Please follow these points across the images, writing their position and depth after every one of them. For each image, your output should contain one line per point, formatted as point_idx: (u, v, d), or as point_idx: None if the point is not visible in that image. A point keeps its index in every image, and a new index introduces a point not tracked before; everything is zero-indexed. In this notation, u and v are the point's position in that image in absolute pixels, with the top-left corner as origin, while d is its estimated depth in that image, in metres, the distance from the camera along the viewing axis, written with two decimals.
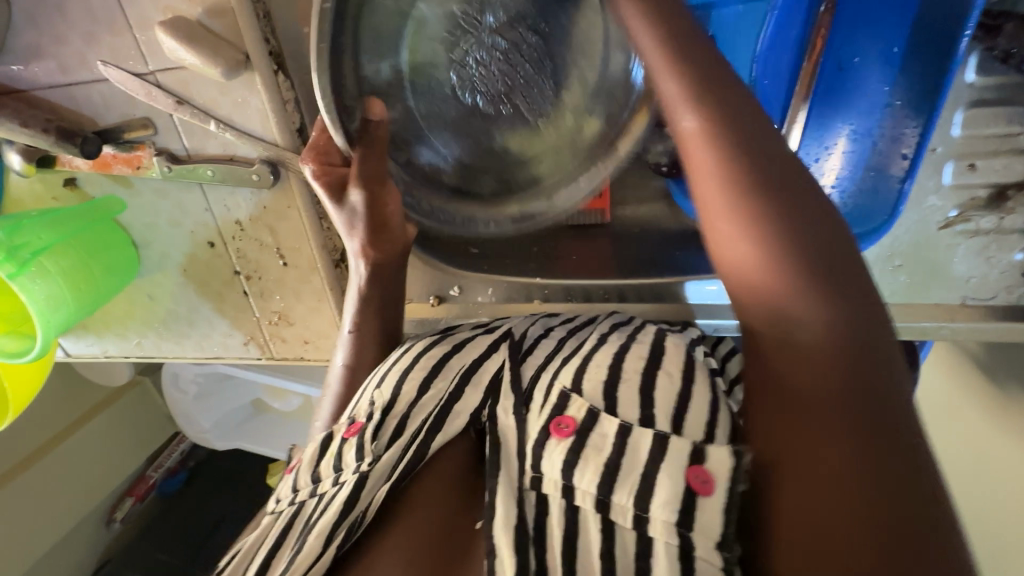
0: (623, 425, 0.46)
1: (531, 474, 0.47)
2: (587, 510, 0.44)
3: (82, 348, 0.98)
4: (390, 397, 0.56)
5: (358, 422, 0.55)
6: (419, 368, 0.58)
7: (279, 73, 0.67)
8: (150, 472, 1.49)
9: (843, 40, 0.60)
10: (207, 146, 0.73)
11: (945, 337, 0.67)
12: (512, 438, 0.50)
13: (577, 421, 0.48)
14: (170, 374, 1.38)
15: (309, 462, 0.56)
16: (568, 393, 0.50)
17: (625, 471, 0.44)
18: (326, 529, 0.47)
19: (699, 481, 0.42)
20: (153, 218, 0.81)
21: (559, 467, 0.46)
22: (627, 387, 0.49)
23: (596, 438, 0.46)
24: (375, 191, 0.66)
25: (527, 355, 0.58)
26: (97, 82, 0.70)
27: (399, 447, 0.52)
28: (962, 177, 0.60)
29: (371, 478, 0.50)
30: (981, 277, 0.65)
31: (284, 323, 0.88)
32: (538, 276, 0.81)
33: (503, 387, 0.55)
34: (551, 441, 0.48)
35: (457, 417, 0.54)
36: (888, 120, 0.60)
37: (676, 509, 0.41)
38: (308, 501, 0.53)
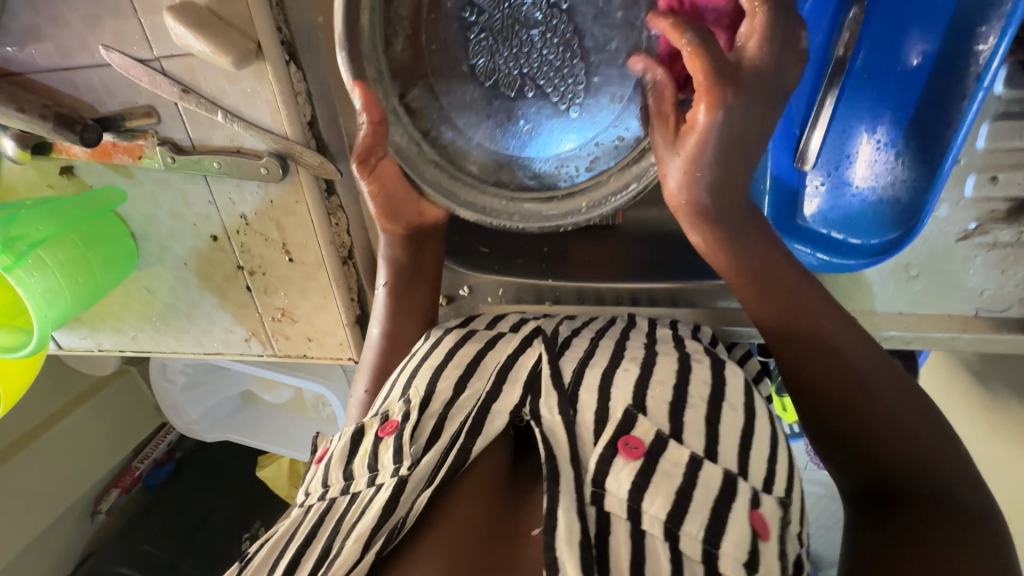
0: (693, 454, 0.50)
1: (591, 489, 0.50)
2: (656, 537, 0.47)
3: (75, 341, 0.96)
4: (425, 395, 0.58)
5: (393, 421, 0.57)
6: (452, 368, 0.60)
7: (291, 64, 0.65)
8: (135, 463, 1.48)
9: (876, 44, 0.59)
10: (212, 137, 0.70)
11: (958, 347, 0.68)
12: (561, 438, 0.52)
13: (644, 443, 0.51)
14: (158, 365, 1.36)
15: (340, 459, 0.58)
16: (635, 413, 0.53)
17: (698, 501, 0.48)
18: (365, 534, 0.49)
19: (763, 525, 0.48)
20: (153, 209, 0.78)
21: (626, 491, 0.49)
22: (693, 413, 0.54)
23: (666, 464, 0.50)
24: (372, 171, 0.64)
25: (562, 351, 0.61)
26: (98, 67, 0.67)
27: (438, 451, 0.54)
28: (984, 190, 0.59)
29: (410, 481, 0.53)
30: (995, 288, 0.64)
31: (288, 321, 0.85)
32: (549, 278, 0.81)
33: (543, 385, 0.56)
34: (619, 460, 0.50)
35: (496, 419, 0.55)
36: (914, 128, 0.59)
37: (746, 550, 0.46)
38: (340, 498, 0.56)
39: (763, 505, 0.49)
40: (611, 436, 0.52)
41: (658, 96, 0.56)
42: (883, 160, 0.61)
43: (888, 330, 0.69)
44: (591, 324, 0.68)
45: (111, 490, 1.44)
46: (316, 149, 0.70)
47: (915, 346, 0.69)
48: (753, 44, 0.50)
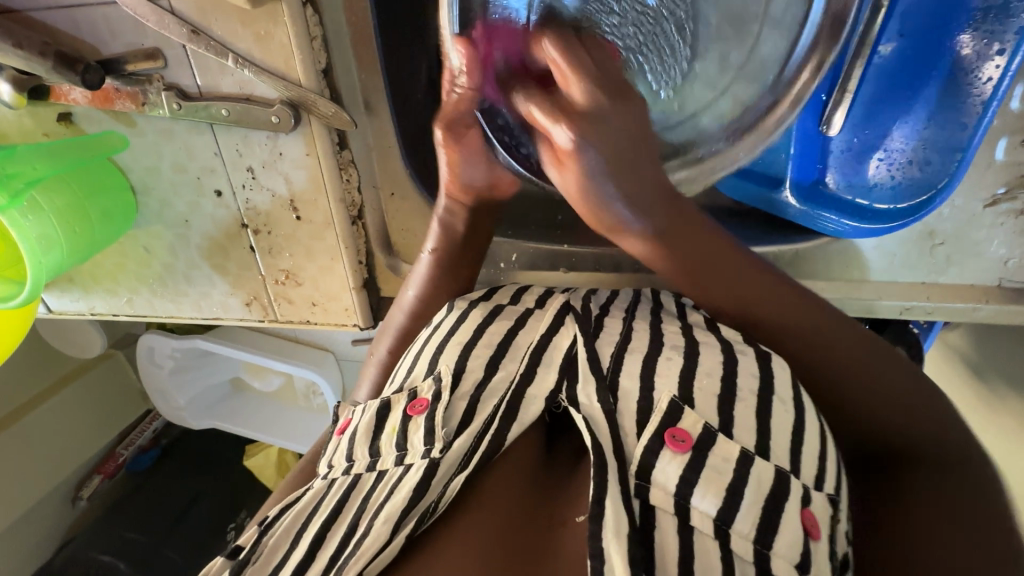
0: (745, 451, 0.47)
1: (636, 482, 0.46)
2: (707, 534, 0.43)
3: (65, 304, 0.92)
4: (456, 373, 0.55)
5: (423, 398, 0.54)
6: (483, 347, 0.57)
7: (308, 6, 0.63)
8: (119, 450, 1.42)
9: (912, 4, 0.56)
10: (222, 84, 0.67)
11: (979, 318, 0.68)
12: (602, 429, 0.48)
13: (693, 436, 0.47)
14: (146, 348, 1.31)
15: (366, 432, 0.55)
16: (680, 404, 0.49)
17: (750, 498, 0.45)
18: (394, 514, 0.46)
19: (812, 525, 0.45)
20: (155, 161, 0.75)
21: (675, 485, 0.45)
22: (744, 408, 0.49)
23: (716, 459, 0.46)
24: (456, 134, 0.59)
25: (598, 332, 0.57)
26: (102, 5, 0.64)
27: (472, 435, 0.50)
28: (1015, 152, 0.58)
29: (442, 466, 0.49)
30: (1018, 259, 0.64)
31: (292, 284, 0.83)
32: (566, 243, 0.79)
33: (581, 369, 0.52)
34: (665, 452, 0.47)
35: (532, 405, 0.52)
36: (947, 90, 0.58)
37: (799, 551, 0.43)
38: (366, 475, 0.52)
39: (814, 503, 0.46)
40: (658, 426, 0.48)
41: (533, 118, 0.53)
42: (911, 122, 0.60)
43: (911, 300, 0.69)
44: (617, 302, 0.64)
45: (94, 476, 1.39)
46: (329, 98, 0.67)
47: (937, 316, 0.70)
48: (570, 173, 0.52)
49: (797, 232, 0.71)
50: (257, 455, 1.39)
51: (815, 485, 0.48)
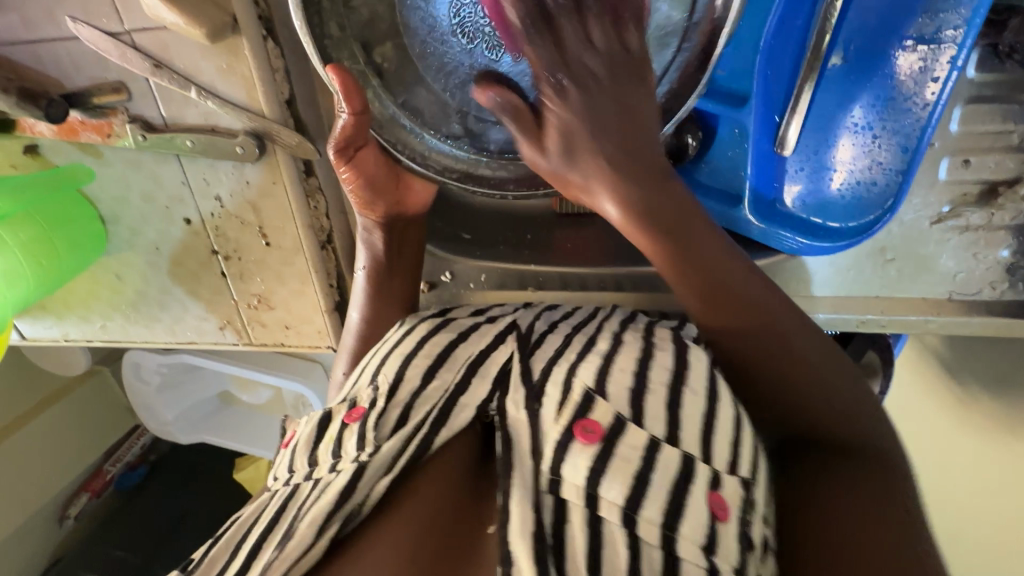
0: (651, 438, 0.48)
1: (549, 478, 0.47)
2: (614, 523, 0.45)
3: (39, 331, 0.92)
4: (394, 381, 0.55)
5: (360, 406, 0.55)
6: (423, 356, 0.57)
7: (268, 40, 0.64)
8: (106, 467, 1.42)
9: (851, 32, 0.58)
10: (186, 115, 0.68)
11: (933, 330, 0.69)
12: (523, 434, 0.50)
13: (603, 427, 0.48)
14: (132, 364, 1.31)
15: (306, 444, 0.56)
16: (592, 393, 0.51)
17: (656, 487, 0.46)
18: (319, 518, 0.47)
19: (719, 508, 0.46)
20: (123, 191, 0.75)
21: (584, 477, 0.46)
22: (654, 398, 0.50)
23: (625, 450, 0.47)
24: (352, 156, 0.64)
25: (536, 347, 0.58)
26: (65, 40, 0.65)
27: (400, 438, 0.51)
28: (957, 172, 0.61)
29: (370, 468, 0.50)
30: (967, 272, 0.66)
31: (264, 308, 0.83)
32: (532, 263, 0.81)
33: (511, 379, 0.54)
34: (575, 445, 0.48)
35: (462, 412, 0.53)
36: (888, 113, 0.60)
37: (706, 534, 0.45)
38: (303, 484, 0.52)
39: (724, 488, 0.48)
40: (568, 419, 0.49)
41: (518, 116, 0.55)
42: (858, 143, 0.62)
43: (866, 313, 0.69)
44: (570, 318, 0.64)
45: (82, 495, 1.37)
46: (293, 128, 0.68)
47: (892, 330, 0.70)
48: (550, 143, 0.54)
49: (755, 249, 0.72)
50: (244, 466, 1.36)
51: (742, 475, 0.49)
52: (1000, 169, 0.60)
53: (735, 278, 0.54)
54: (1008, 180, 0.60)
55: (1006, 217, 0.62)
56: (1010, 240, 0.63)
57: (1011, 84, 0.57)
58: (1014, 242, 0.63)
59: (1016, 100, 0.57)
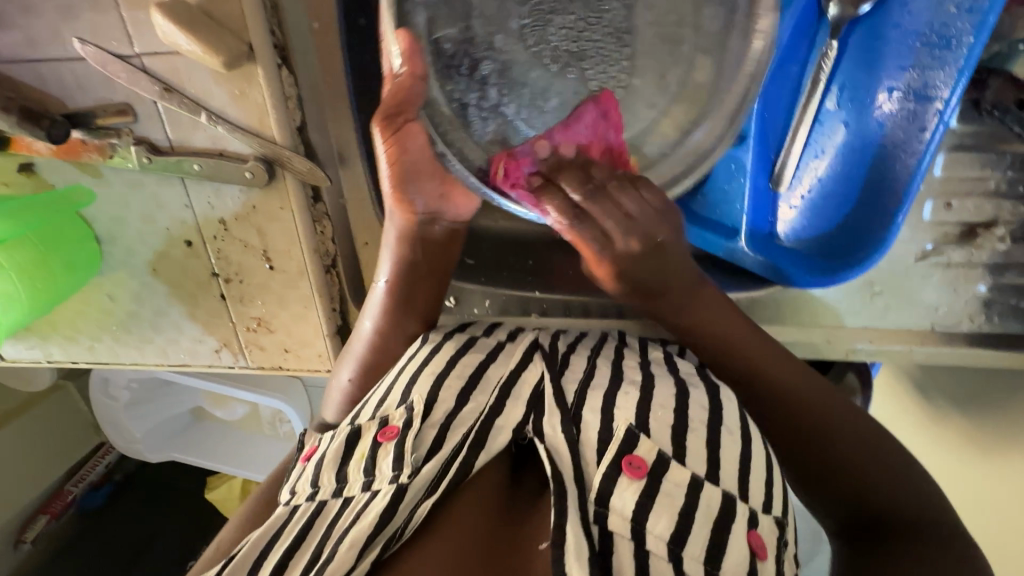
0: (695, 478, 0.50)
1: (595, 509, 0.49)
2: (660, 556, 0.47)
3: (20, 352, 0.89)
4: (428, 403, 0.56)
5: (393, 426, 0.56)
6: (455, 377, 0.59)
7: (283, 69, 0.64)
8: (70, 487, 1.34)
9: (845, 82, 0.64)
10: (193, 139, 0.68)
11: (916, 360, 0.73)
12: (565, 456, 0.51)
13: (648, 463, 0.51)
14: (101, 380, 1.29)
15: (333, 459, 0.57)
16: (636, 432, 0.52)
17: (700, 522, 0.48)
18: (360, 540, 0.49)
19: (758, 545, 0.49)
20: (123, 211, 0.74)
21: (631, 510, 0.49)
22: (695, 438, 0.53)
23: (669, 485, 0.50)
24: (399, 128, 0.62)
25: (563, 368, 0.59)
26: (70, 60, 0.64)
27: (439, 463, 0.53)
28: (940, 213, 0.65)
29: (410, 491, 0.52)
30: (947, 306, 0.70)
31: (264, 331, 0.82)
32: (537, 290, 0.83)
33: (547, 402, 0.55)
34: (623, 479, 0.50)
35: (499, 435, 0.54)
36: (879, 155, 0.63)
37: (744, 571, 0.47)
38: (332, 501, 0.54)
39: (760, 525, 0.50)
40: (614, 454, 0.51)
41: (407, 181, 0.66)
42: (848, 182, 0.66)
43: (855, 343, 0.73)
44: (585, 340, 0.67)
45: (40, 516, 1.29)
46: (304, 155, 0.69)
47: (879, 358, 0.73)
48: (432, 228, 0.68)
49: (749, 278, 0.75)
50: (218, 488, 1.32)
51: (762, 507, 0.52)
52: (979, 212, 0.64)
53: (699, 288, 0.65)
54: (985, 222, 0.64)
55: (984, 255, 0.66)
56: (986, 277, 0.68)
57: (988, 134, 0.61)
58: (990, 278, 0.68)
59: (991, 150, 0.61)
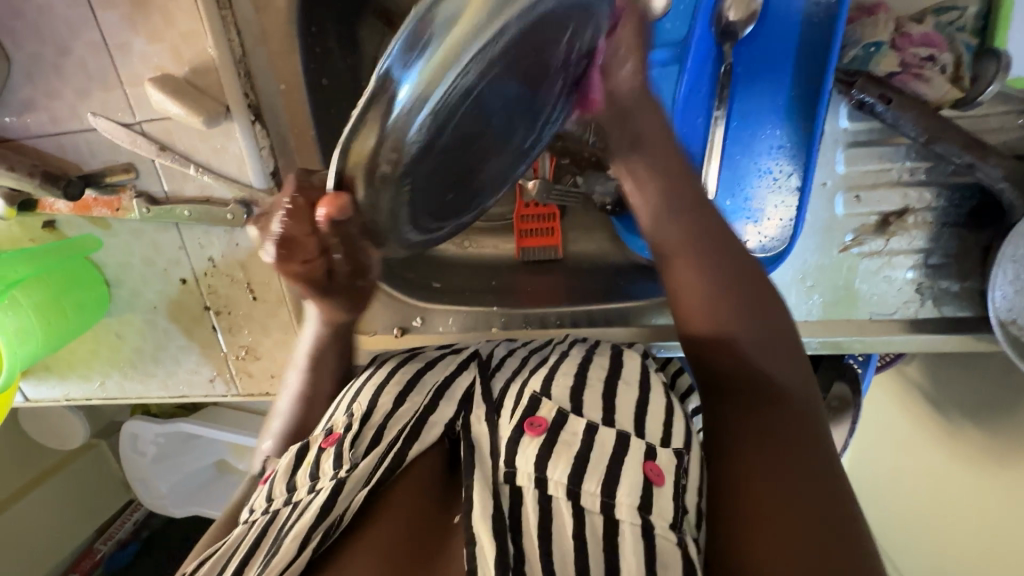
0: (589, 424, 0.54)
1: (505, 470, 0.52)
2: (560, 498, 0.49)
3: (41, 393, 0.98)
4: (368, 408, 0.61)
5: (335, 432, 0.60)
6: (394, 384, 0.64)
7: (256, 123, 0.75)
8: (98, 545, 1.42)
9: (744, 94, 0.69)
10: (185, 189, 0.79)
11: (858, 350, 0.74)
12: (483, 441, 0.55)
13: (548, 420, 0.54)
14: (128, 436, 1.34)
15: (285, 471, 0.60)
16: (539, 397, 0.57)
17: (595, 459, 0.51)
18: (303, 531, 0.51)
19: (654, 473, 0.51)
20: (127, 257, 0.85)
21: (533, 463, 0.51)
22: (621, 396, 0.58)
23: (566, 434, 0.53)
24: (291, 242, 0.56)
25: (495, 371, 0.64)
26: (84, 131, 0.76)
27: (376, 456, 0.57)
28: (852, 206, 0.69)
29: (348, 483, 0.54)
30: (881, 294, 0.73)
31: (251, 358, 0.90)
32: (496, 304, 0.89)
33: (475, 395, 0.60)
34: (525, 438, 0.53)
35: (432, 428, 0.59)
36: (781, 156, 0.69)
37: (638, 494, 0.49)
38: (283, 509, 0.56)
39: (657, 456, 0.52)
40: (520, 416, 0.55)
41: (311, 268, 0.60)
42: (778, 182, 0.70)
43: (799, 337, 0.74)
44: (526, 345, 0.72)
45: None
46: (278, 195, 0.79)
47: (823, 351, 0.75)
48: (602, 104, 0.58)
49: None
50: None
51: (659, 442, 0.54)
52: (888, 202, 0.68)
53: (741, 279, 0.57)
54: (897, 211, 0.69)
55: (903, 242, 0.70)
56: (913, 262, 0.71)
57: (879, 130, 0.66)
58: (916, 263, 0.71)
59: (889, 143, 0.66)
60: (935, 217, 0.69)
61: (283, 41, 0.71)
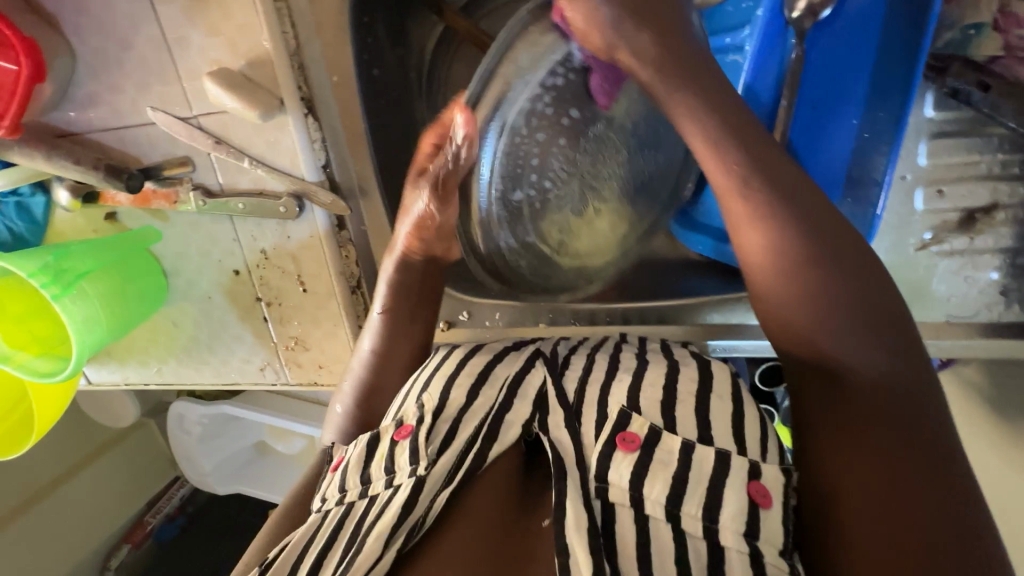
0: (685, 442, 0.53)
1: (596, 484, 0.52)
2: (658, 517, 0.50)
3: (102, 377, 1.02)
4: (439, 402, 0.61)
5: (407, 425, 0.60)
6: (464, 377, 0.63)
7: (309, 116, 0.74)
8: (147, 518, 1.48)
9: (816, 81, 0.65)
10: (239, 182, 0.80)
11: (933, 354, 0.70)
12: (567, 446, 0.54)
13: (641, 437, 0.54)
14: (176, 415, 1.40)
15: (358, 463, 0.60)
16: (628, 413, 0.56)
17: (693, 486, 0.51)
18: (384, 531, 0.52)
19: (760, 495, 0.50)
20: (184, 248, 0.87)
21: (627, 480, 0.52)
22: (683, 407, 0.57)
23: (662, 453, 0.53)
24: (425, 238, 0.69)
25: (565, 369, 0.63)
26: (144, 125, 0.77)
27: (454, 455, 0.57)
28: (933, 202, 0.65)
29: (427, 482, 0.55)
30: (960, 296, 0.68)
31: (301, 349, 0.92)
32: (544, 300, 0.87)
33: (550, 404, 0.58)
34: (618, 454, 0.53)
35: (510, 428, 0.58)
36: (856, 149, 0.65)
37: (742, 522, 0.49)
38: (359, 501, 0.57)
39: (763, 475, 0.52)
40: (610, 433, 0.55)
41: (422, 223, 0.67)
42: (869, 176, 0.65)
43: None
44: (586, 342, 0.71)
45: (122, 546, 1.44)
46: (329, 189, 0.79)
47: None
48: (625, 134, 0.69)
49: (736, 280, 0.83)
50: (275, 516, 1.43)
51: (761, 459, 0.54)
52: (974, 197, 0.64)
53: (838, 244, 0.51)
54: (983, 207, 0.64)
55: (988, 240, 0.65)
56: (997, 262, 0.66)
57: (968, 121, 0.61)
58: (1001, 264, 0.66)
59: (978, 134, 0.62)
60: None
61: (336, 32, 0.70)
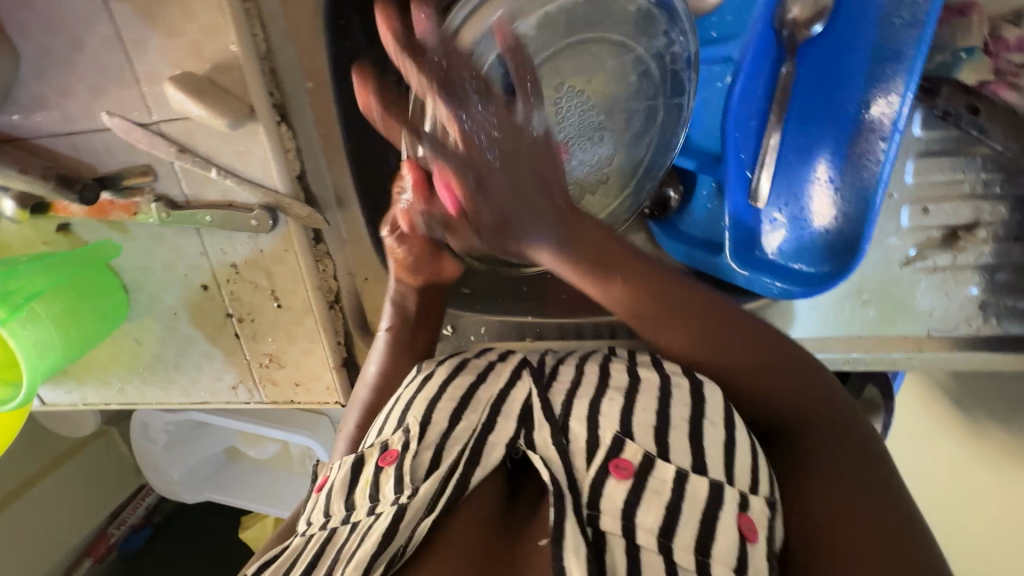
0: (680, 472, 0.52)
1: (588, 510, 0.51)
2: (651, 549, 0.48)
3: (59, 397, 0.95)
4: (423, 423, 0.58)
5: (392, 449, 0.57)
6: (447, 398, 0.60)
7: (282, 124, 0.71)
8: (111, 530, 1.41)
9: (806, 96, 0.66)
10: (207, 193, 0.75)
11: (916, 367, 0.73)
12: (556, 467, 0.53)
13: (634, 464, 0.53)
14: (139, 425, 1.32)
15: (341, 487, 0.57)
16: (621, 437, 0.55)
17: (686, 514, 0.50)
18: (361, 564, 0.49)
19: (748, 529, 0.49)
20: (147, 261, 0.81)
21: (619, 508, 0.51)
22: (677, 434, 0.55)
23: (655, 481, 0.52)
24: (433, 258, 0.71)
25: (551, 379, 0.62)
26: (98, 131, 0.71)
27: (438, 479, 0.54)
28: (918, 219, 0.66)
29: (409, 510, 0.52)
30: (942, 310, 0.70)
31: (276, 366, 0.88)
32: (530, 314, 0.85)
33: (535, 416, 0.57)
34: (610, 480, 0.52)
35: (493, 450, 0.56)
36: (846, 166, 0.65)
37: (733, 556, 0.48)
38: (340, 528, 0.54)
39: (751, 509, 0.51)
40: (602, 457, 0.53)
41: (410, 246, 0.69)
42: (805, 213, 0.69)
43: (852, 352, 0.73)
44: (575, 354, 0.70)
45: (84, 560, 1.37)
46: (304, 200, 0.75)
47: (878, 366, 0.74)
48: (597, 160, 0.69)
49: None
50: (252, 527, 1.38)
51: (750, 489, 0.53)
52: (958, 215, 0.65)
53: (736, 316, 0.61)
54: (966, 224, 0.65)
55: (970, 257, 0.67)
56: (977, 278, 0.68)
57: (954, 140, 0.63)
58: (981, 280, 0.68)
59: (962, 153, 0.63)
60: (1005, 232, 0.65)
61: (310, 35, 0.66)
